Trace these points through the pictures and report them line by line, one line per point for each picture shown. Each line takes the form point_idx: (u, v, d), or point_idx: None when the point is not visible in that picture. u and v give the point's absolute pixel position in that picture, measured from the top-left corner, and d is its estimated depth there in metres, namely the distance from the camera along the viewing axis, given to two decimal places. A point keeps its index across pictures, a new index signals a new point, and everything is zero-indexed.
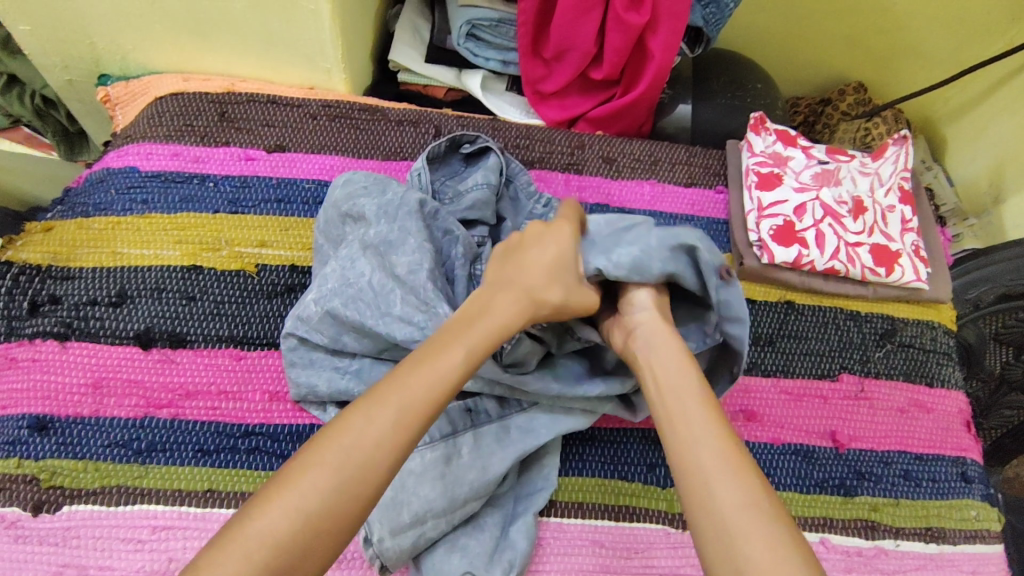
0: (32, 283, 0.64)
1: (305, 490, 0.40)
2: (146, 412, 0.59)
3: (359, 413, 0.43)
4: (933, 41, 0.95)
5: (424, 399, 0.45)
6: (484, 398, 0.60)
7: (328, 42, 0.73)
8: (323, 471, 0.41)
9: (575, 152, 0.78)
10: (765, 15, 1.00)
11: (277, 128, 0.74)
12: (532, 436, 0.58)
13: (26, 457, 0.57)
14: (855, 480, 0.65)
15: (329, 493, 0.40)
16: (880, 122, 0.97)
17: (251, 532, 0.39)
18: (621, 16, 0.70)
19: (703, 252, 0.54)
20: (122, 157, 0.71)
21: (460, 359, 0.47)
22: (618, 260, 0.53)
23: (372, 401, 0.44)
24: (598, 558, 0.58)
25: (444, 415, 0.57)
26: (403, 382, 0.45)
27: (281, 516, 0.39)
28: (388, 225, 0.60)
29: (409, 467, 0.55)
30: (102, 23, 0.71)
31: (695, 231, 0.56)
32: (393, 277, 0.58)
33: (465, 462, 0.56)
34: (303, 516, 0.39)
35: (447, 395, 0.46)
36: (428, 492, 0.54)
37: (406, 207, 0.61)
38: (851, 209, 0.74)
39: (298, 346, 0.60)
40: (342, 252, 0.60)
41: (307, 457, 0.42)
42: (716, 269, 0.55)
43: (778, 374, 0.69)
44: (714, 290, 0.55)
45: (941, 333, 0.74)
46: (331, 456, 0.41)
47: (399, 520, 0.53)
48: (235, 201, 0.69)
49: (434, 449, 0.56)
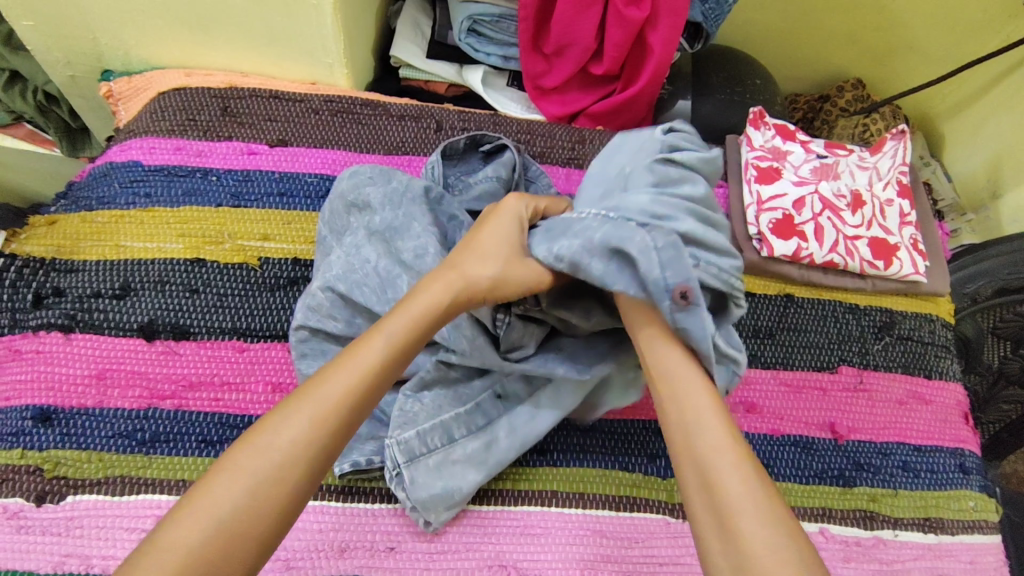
0: (35, 276, 0.64)
1: (222, 497, 0.38)
2: (149, 403, 0.60)
3: (279, 412, 0.42)
4: (931, 38, 0.96)
5: (345, 390, 0.44)
6: (511, 381, 0.60)
7: (330, 38, 0.73)
8: (238, 476, 0.39)
9: (575, 147, 0.78)
10: (764, 12, 1.01)
11: (279, 123, 0.74)
12: (561, 404, 0.59)
13: (30, 448, 0.57)
14: (853, 471, 0.66)
15: (243, 495, 0.39)
16: (879, 117, 0.98)
17: (162, 546, 0.36)
18: (621, 12, 0.71)
19: (645, 265, 0.46)
20: (125, 151, 0.72)
21: (382, 347, 0.46)
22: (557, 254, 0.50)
23: (289, 403, 0.43)
24: (599, 548, 0.58)
25: (476, 407, 0.59)
26: (324, 380, 0.44)
27: (196, 524, 0.37)
28: (393, 213, 0.61)
29: (451, 458, 0.57)
30: (106, 19, 0.72)
31: (660, 237, 0.47)
32: (399, 262, 0.59)
33: (504, 445, 0.58)
34: (218, 518, 0.38)
35: (369, 387, 0.45)
36: (474, 477, 0.56)
37: (411, 194, 0.62)
38: (849, 203, 0.74)
39: (309, 338, 0.58)
40: (347, 240, 0.61)
41: (223, 466, 0.40)
42: (671, 290, 0.46)
43: (777, 366, 0.69)
44: (667, 315, 0.47)
45: (939, 325, 0.74)
46: (247, 461, 0.40)
47: (451, 500, 0.55)
48: (238, 195, 0.70)
49: (475, 439, 0.58)
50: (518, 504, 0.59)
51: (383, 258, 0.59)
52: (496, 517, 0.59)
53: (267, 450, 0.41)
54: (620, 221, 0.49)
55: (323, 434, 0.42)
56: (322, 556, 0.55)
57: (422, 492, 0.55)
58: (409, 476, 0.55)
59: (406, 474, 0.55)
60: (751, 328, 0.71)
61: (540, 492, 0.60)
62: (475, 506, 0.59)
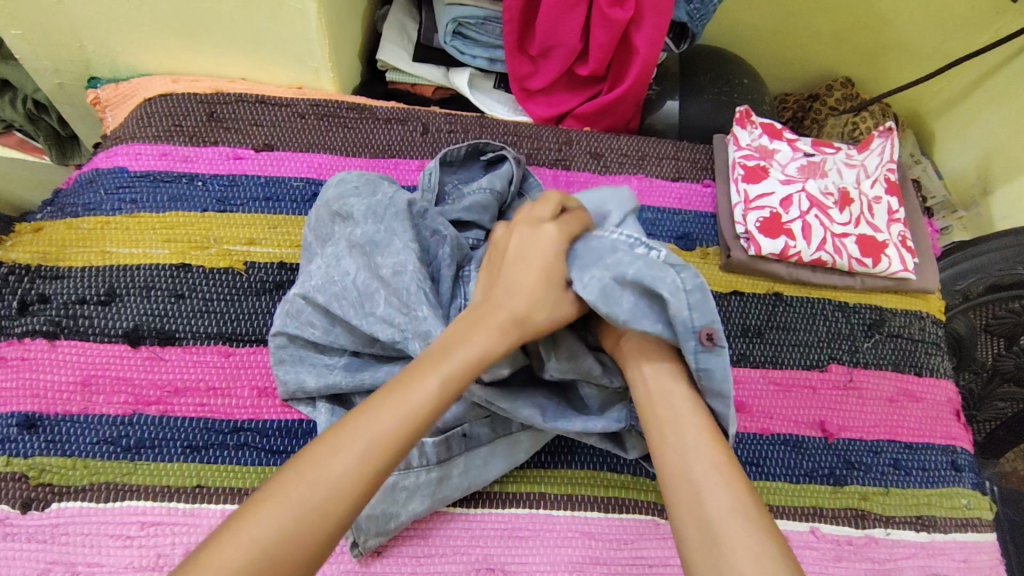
0: (21, 283, 0.64)
1: (266, 529, 0.39)
2: (135, 409, 0.59)
3: (324, 446, 0.43)
4: (919, 36, 0.96)
5: (395, 432, 0.44)
6: (479, 422, 0.59)
7: (316, 42, 0.73)
8: (283, 508, 0.40)
9: (562, 148, 0.78)
10: (751, 12, 1.01)
11: (265, 127, 0.74)
12: (514, 454, 0.59)
13: (15, 455, 0.57)
14: (844, 470, 0.65)
15: (285, 530, 0.39)
16: (868, 116, 0.97)
17: (205, 572, 0.37)
18: (605, 12, 0.71)
19: (678, 307, 0.48)
20: (111, 158, 0.72)
21: (434, 390, 0.45)
22: (587, 284, 0.49)
23: (338, 434, 0.43)
24: (588, 549, 0.58)
25: (443, 440, 0.57)
26: (373, 415, 0.44)
27: (240, 556, 0.38)
28: (375, 226, 0.60)
29: (401, 484, 0.55)
30: (91, 26, 0.72)
31: (688, 278, 0.49)
32: (377, 277, 0.58)
33: (455, 482, 0.57)
34: (258, 551, 0.38)
35: (419, 428, 0.45)
36: (416, 507, 0.56)
37: (394, 207, 0.61)
38: (837, 200, 0.74)
39: (287, 344, 0.60)
40: (328, 251, 0.60)
41: (270, 496, 0.40)
42: (698, 332, 0.49)
43: (766, 365, 0.69)
44: (690, 356, 0.50)
45: (929, 322, 0.74)
46: (293, 494, 0.40)
47: (387, 526, 0.54)
48: (224, 200, 0.70)
49: (430, 471, 0.56)
50: (505, 507, 0.59)
51: (359, 271, 0.58)
52: (483, 520, 0.58)
53: (317, 484, 0.41)
54: (651, 258, 0.50)
55: (372, 472, 0.42)
56: None
57: (362, 510, 0.54)
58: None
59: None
60: (740, 327, 0.70)
61: (527, 494, 0.60)
62: (461, 509, 0.59)
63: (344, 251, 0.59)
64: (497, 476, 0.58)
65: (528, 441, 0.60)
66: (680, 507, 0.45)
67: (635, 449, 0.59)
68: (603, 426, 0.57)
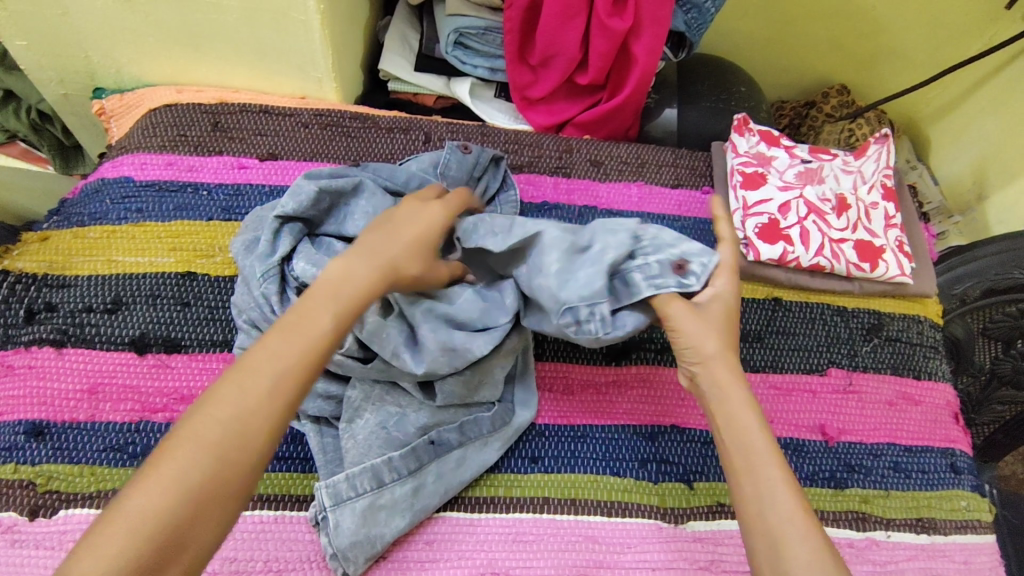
0: (28, 292, 0.65)
1: (176, 466, 0.38)
2: (141, 416, 0.60)
3: (230, 383, 0.41)
4: (914, 43, 0.97)
5: (296, 367, 0.42)
6: (446, 428, 0.59)
7: (319, 52, 0.74)
8: (202, 450, 0.39)
9: (563, 156, 0.79)
10: (748, 21, 1.02)
11: (270, 137, 0.75)
12: (483, 459, 0.60)
13: (22, 462, 0.57)
14: (845, 473, 0.66)
15: (210, 466, 0.39)
16: (863, 122, 0.99)
17: (127, 516, 0.37)
18: (605, 22, 0.72)
19: (386, 173, 0.65)
20: (117, 167, 0.72)
21: (330, 321, 0.44)
22: (299, 190, 0.59)
23: (237, 372, 0.41)
24: (591, 553, 0.58)
25: (410, 451, 0.57)
26: (269, 349, 0.42)
27: (159, 493, 0.37)
28: (265, 249, 0.57)
29: (378, 503, 0.55)
30: (98, 38, 0.73)
31: (403, 174, 0.65)
32: (286, 296, 0.56)
33: (431, 490, 0.57)
34: (186, 492, 0.38)
35: (315, 366, 0.43)
36: (398, 524, 0.55)
37: (290, 227, 0.59)
38: (834, 206, 0.75)
39: None
40: (246, 277, 0.59)
41: (184, 427, 0.39)
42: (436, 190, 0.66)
43: (766, 369, 0.69)
44: None
45: (928, 326, 0.75)
46: (210, 433, 0.39)
47: (374, 550, 0.54)
48: (229, 208, 0.71)
49: (404, 485, 0.56)
50: (509, 511, 0.59)
51: (269, 285, 0.56)
52: (487, 524, 0.59)
53: (225, 408, 0.40)
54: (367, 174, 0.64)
55: (282, 405, 0.41)
56: (313, 565, 0.55)
57: (344, 540, 0.53)
58: (333, 521, 0.54)
59: (331, 518, 0.54)
60: (740, 332, 0.71)
61: (531, 499, 0.60)
62: (466, 514, 0.59)
63: (260, 271, 0.56)
64: (465, 482, 0.59)
65: (498, 439, 0.61)
66: (755, 542, 0.43)
67: (529, 407, 0.64)
68: (519, 419, 0.62)
